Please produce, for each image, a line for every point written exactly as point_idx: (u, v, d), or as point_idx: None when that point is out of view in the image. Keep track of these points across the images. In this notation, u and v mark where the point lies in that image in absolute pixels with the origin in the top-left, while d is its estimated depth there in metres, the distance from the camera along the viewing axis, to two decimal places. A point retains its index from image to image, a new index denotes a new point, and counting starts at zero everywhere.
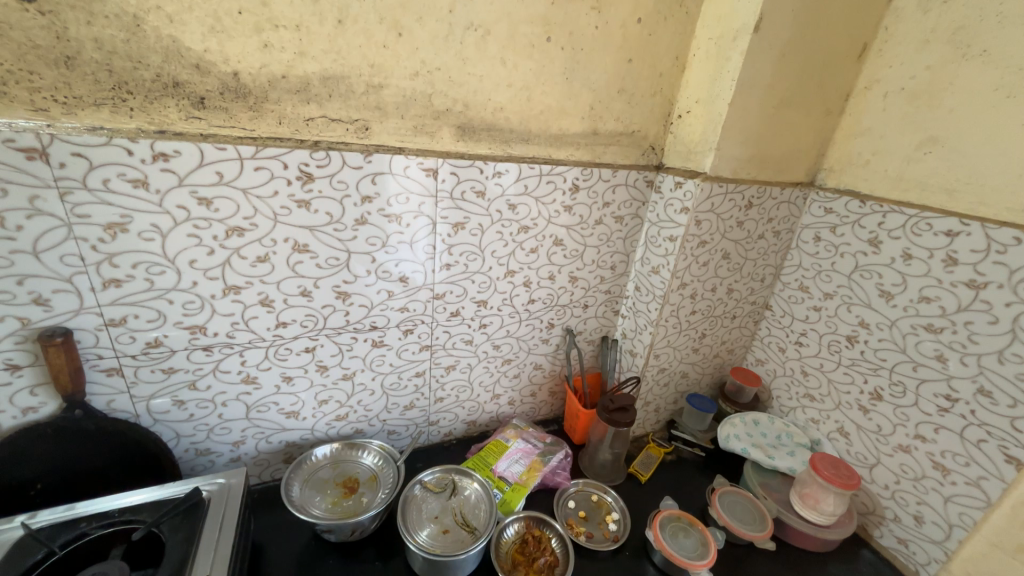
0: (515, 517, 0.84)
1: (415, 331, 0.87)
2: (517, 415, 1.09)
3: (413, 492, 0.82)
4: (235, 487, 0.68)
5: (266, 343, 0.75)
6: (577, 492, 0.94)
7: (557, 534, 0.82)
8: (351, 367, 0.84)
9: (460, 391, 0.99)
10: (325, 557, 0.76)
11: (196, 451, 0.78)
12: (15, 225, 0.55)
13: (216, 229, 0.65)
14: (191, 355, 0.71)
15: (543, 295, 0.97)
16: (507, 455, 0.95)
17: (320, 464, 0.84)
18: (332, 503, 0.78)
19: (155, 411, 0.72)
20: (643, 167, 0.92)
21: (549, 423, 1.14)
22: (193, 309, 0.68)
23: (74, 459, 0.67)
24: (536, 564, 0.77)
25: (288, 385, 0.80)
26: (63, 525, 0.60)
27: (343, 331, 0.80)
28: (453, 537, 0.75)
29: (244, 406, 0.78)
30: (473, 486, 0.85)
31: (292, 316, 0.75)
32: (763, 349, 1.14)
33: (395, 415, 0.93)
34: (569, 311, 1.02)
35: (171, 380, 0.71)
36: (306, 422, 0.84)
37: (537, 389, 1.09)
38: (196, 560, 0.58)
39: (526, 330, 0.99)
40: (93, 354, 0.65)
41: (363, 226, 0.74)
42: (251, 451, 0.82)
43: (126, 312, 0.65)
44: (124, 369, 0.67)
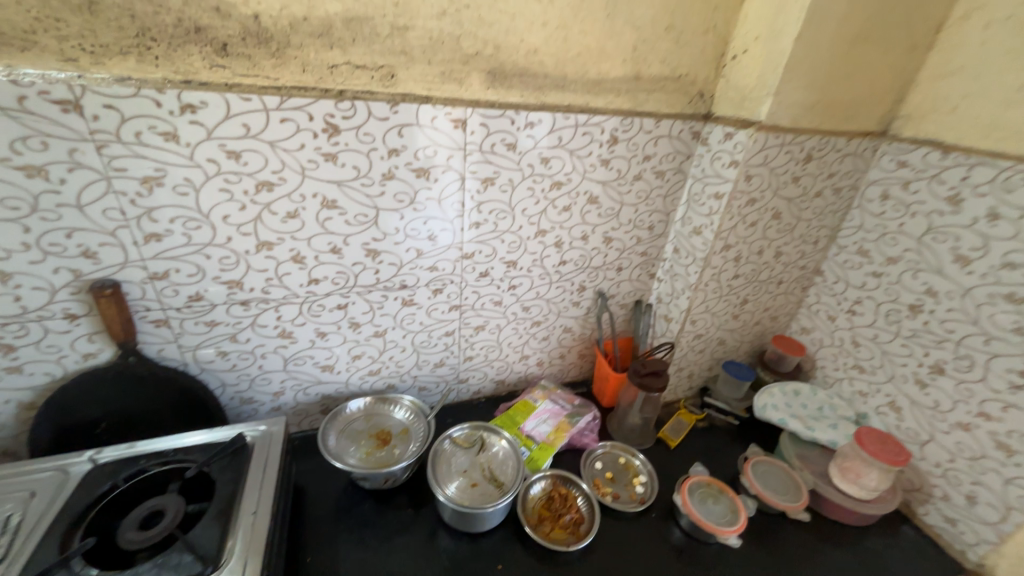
0: (542, 474, 0.85)
1: (445, 290, 0.86)
2: (545, 376, 1.09)
3: (443, 446, 0.84)
4: (277, 434, 0.72)
5: (300, 299, 0.76)
6: (604, 453, 0.94)
7: (584, 493, 0.82)
8: (382, 324, 0.85)
9: (490, 351, 0.99)
10: (361, 502, 0.80)
11: (240, 399, 0.82)
12: (59, 178, 0.57)
13: (247, 183, 0.65)
14: (230, 310, 0.73)
15: (575, 256, 0.93)
16: (535, 415, 0.96)
17: (355, 416, 0.87)
18: (366, 453, 0.81)
19: (201, 360, 0.75)
20: (689, 117, 0.84)
21: (578, 385, 1.13)
22: (229, 264, 0.69)
23: (132, 402, 0.72)
24: (562, 520, 0.78)
25: (323, 340, 0.82)
26: (125, 461, 0.66)
27: (374, 289, 0.80)
28: (481, 491, 0.77)
29: (282, 358, 0.81)
30: (501, 443, 0.86)
31: (324, 273, 0.76)
32: (810, 317, 1.07)
33: (425, 372, 0.95)
34: (601, 274, 0.98)
35: (214, 333, 0.74)
36: (340, 375, 0.87)
37: (566, 352, 1.07)
38: (243, 498, 0.62)
39: (556, 292, 0.97)
40: (141, 306, 0.68)
41: (391, 181, 0.72)
42: (291, 401, 0.86)
43: (169, 267, 0.67)
44: (171, 321, 0.71)
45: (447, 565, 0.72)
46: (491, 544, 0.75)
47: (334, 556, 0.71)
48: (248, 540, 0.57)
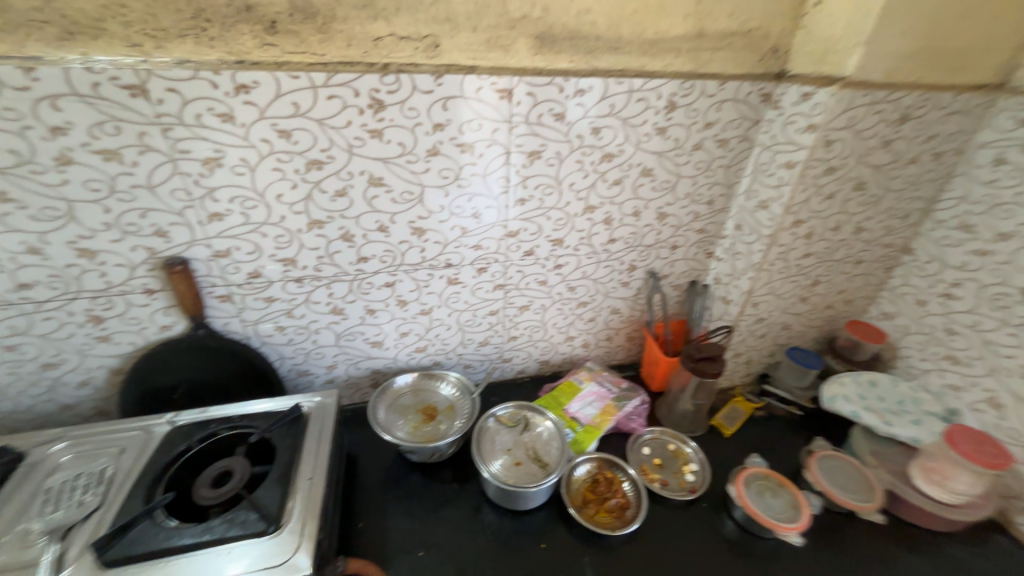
0: (587, 457, 0.84)
1: (489, 269, 0.85)
2: (591, 358, 1.06)
3: (487, 424, 0.84)
4: (330, 406, 0.75)
5: (350, 277, 0.78)
6: (652, 439, 0.91)
7: (630, 478, 0.80)
8: (428, 302, 0.85)
9: (534, 331, 0.97)
10: (409, 473, 0.82)
11: (298, 371, 0.86)
12: (131, 160, 0.60)
13: (298, 162, 0.66)
14: (286, 287, 0.76)
15: (625, 234, 0.88)
16: (580, 397, 0.94)
17: (403, 391, 0.89)
18: (414, 427, 0.83)
19: (262, 334, 0.80)
20: (759, 76, 0.75)
21: (625, 368, 1.09)
22: (283, 243, 0.72)
23: (204, 371, 0.78)
24: (607, 504, 0.77)
25: (372, 317, 0.84)
26: (198, 424, 0.71)
27: (420, 267, 0.81)
28: (525, 470, 0.76)
29: (334, 334, 0.84)
30: (545, 424, 0.85)
31: (372, 251, 0.77)
32: (893, 301, 0.96)
33: (470, 351, 0.95)
34: (653, 252, 0.93)
35: (272, 308, 0.77)
36: (389, 351, 0.89)
37: (614, 334, 1.03)
38: (300, 463, 0.65)
39: (604, 271, 0.93)
40: (208, 282, 0.72)
41: (436, 157, 0.70)
42: (344, 374, 0.90)
43: (230, 245, 0.70)
44: (234, 297, 0.75)
45: (491, 539, 0.73)
46: (535, 523, 0.75)
47: (384, 523, 0.74)
48: (306, 502, 0.60)
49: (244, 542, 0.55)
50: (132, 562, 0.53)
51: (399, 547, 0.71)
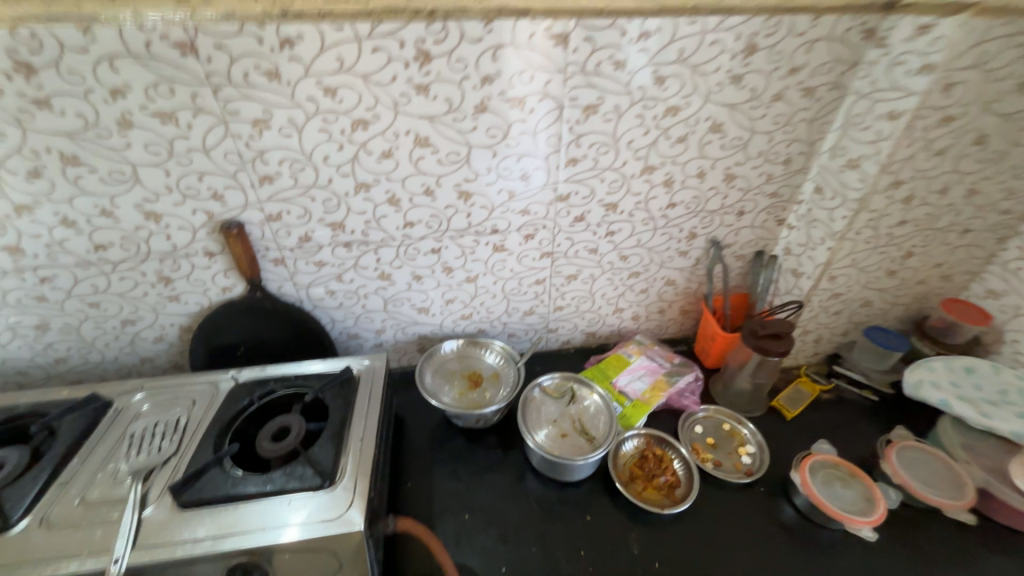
0: (634, 432, 0.81)
1: (537, 236, 0.81)
2: (640, 331, 1.01)
3: (533, 394, 0.83)
4: (379, 369, 0.77)
5: (396, 242, 0.77)
6: (705, 418, 0.87)
7: (681, 457, 0.77)
8: (474, 270, 0.83)
9: (582, 302, 0.93)
10: (454, 437, 0.84)
11: (347, 334, 0.88)
12: (186, 123, 0.61)
13: (343, 122, 0.64)
14: (335, 251, 0.76)
15: (686, 198, 0.81)
16: (629, 371, 0.90)
17: (448, 357, 0.89)
18: (459, 393, 0.83)
19: (314, 298, 0.81)
20: (864, 8, 0.63)
21: (677, 343, 1.03)
22: (331, 207, 0.71)
23: (262, 331, 0.82)
24: (656, 482, 0.74)
25: (418, 284, 0.83)
26: (258, 381, 0.75)
27: (465, 233, 0.78)
28: (571, 442, 0.75)
29: (382, 299, 0.84)
30: (592, 397, 0.82)
31: (418, 216, 0.75)
32: (1003, 277, 0.83)
33: (515, 320, 0.93)
34: (717, 218, 0.85)
35: (322, 273, 0.78)
36: (435, 318, 0.89)
37: (666, 306, 0.97)
38: (352, 424, 0.67)
39: (659, 240, 0.86)
40: (262, 246, 0.74)
41: (483, 114, 0.66)
42: (392, 339, 0.91)
43: (281, 209, 0.70)
44: (287, 261, 0.76)
45: (535, 507, 0.73)
46: (580, 494, 0.74)
47: (431, 485, 0.76)
48: (358, 460, 0.62)
49: (302, 495, 0.58)
50: (204, 505, 0.57)
51: (445, 508, 0.72)
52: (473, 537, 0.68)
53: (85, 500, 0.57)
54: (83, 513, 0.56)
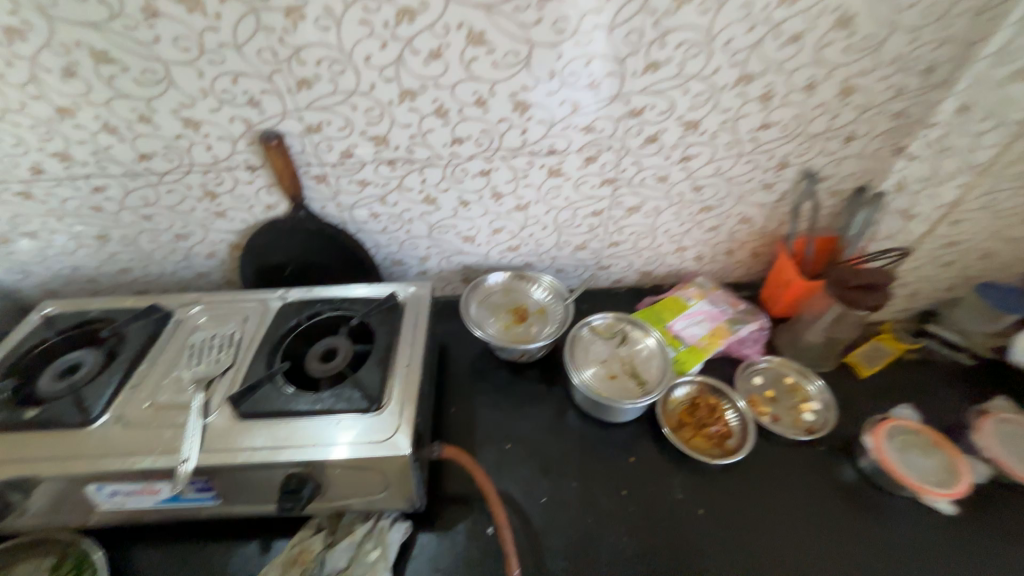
0: (687, 379, 0.76)
1: (599, 159, 0.71)
2: (702, 273, 0.92)
3: (582, 332, 0.79)
4: (424, 298, 0.74)
5: (443, 161, 0.70)
6: (766, 369, 0.80)
7: (737, 408, 0.73)
8: (525, 197, 0.76)
9: (641, 238, 0.84)
10: (497, 370, 0.82)
11: (391, 261, 0.85)
12: (215, 12, 0.54)
13: (387, 12, 0.55)
14: (378, 170, 0.71)
15: (785, 117, 0.68)
16: (687, 315, 0.83)
17: (494, 290, 0.85)
18: (504, 327, 0.80)
19: (357, 220, 0.78)
20: None
21: (741, 288, 0.94)
22: (374, 117, 0.64)
23: (308, 253, 0.80)
24: (707, 431, 0.71)
25: (465, 210, 0.77)
26: (306, 302, 0.74)
27: (518, 154, 0.70)
28: (620, 384, 0.71)
29: (427, 225, 0.79)
30: (646, 340, 0.77)
31: (468, 131, 0.67)
32: None
33: (565, 255, 0.86)
34: (817, 144, 0.71)
35: (366, 193, 0.74)
36: (481, 248, 0.84)
37: (736, 248, 0.87)
38: (397, 351, 0.66)
39: (742, 168, 0.74)
40: (304, 161, 0.69)
41: (551, 3, 0.55)
42: (435, 268, 0.87)
43: (321, 119, 0.64)
44: (329, 179, 0.72)
45: (578, 443, 0.71)
46: (624, 436, 0.72)
47: (473, 414, 0.76)
48: (404, 386, 0.62)
49: (351, 415, 0.58)
50: (260, 417, 0.59)
51: (487, 437, 0.73)
52: (514, 466, 0.69)
53: (155, 403, 0.61)
54: (153, 414, 0.59)
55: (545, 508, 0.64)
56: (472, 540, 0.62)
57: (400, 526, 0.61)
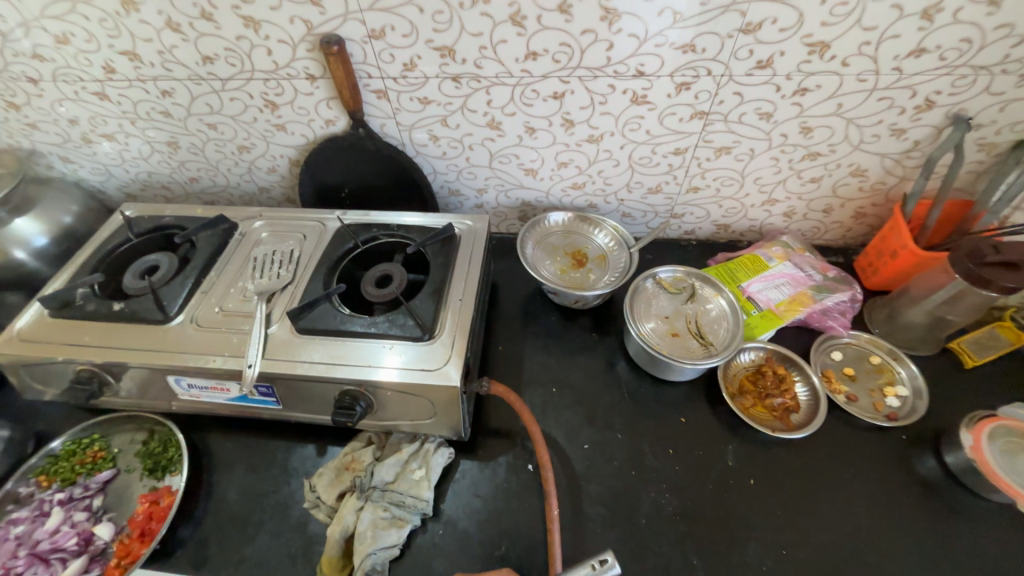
0: (756, 345, 0.70)
1: (695, 86, 0.61)
2: (789, 232, 0.81)
3: (645, 284, 0.73)
4: (481, 232, 0.71)
5: (513, 80, 0.63)
6: (848, 345, 0.72)
7: (809, 383, 0.66)
8: (600, 127, 0.67)
9: (725, 185, 0.75)
10: (549, 313, 0.79)
11: (449, 190, 0.81)
12: None
13: None
14: (442, 87, 0.64)
15: (947, 41, 0.53)
16: (765, 277, 0.75)
17: (553, 230, 0.80)
18: (561, 271, 0.76)
19: (417, 143, 0.73)
20: None
21: (833, 252, 0.83)
22: (442, 23, 0.57)
23: (365, 174, 0.78)
24: (770, 402, 0.66)
25: (531, 138, 0.70)
26: (362, 226, 0.73)
27: (599, 75, 0.61)
28: (681, 344, 0.66)
29: (488, 153, 0.73)
30: (716, 300, 0.70)
31: (544, 45, 0.58)
32: None
33: (635, 198, 0.78)
34: (982, 80, 0.56)
35: (427, 113, 0.68)
36: (543, 184, 0.78)
37: (838, 205, 0.75)
38: (452, 284, 0.64)
39: (871, 108, 0.61)
40: (364, 72, 0.64)
41: None
42: (493, 202, 0.82)
43: (384, 23, 0.58)
44: (390, 94, 0.66)
45: (626, 397, 0.69)
46: (677, 395, 0.69)
47: (521, 354, 0.75)
48: (457, 320, 0.61)
49: (404, 343, 0.58)
50: (318, 333, 0.60)
51: (534, 378, 0.72)
52: (559, 410, 0.68)
53: (223, 309, 0.64)
54: (222, 319, 0.63)
55: (587, 454, 0.64)
56: (512, 474, 0.63)
57: (445, 451, 0.62)
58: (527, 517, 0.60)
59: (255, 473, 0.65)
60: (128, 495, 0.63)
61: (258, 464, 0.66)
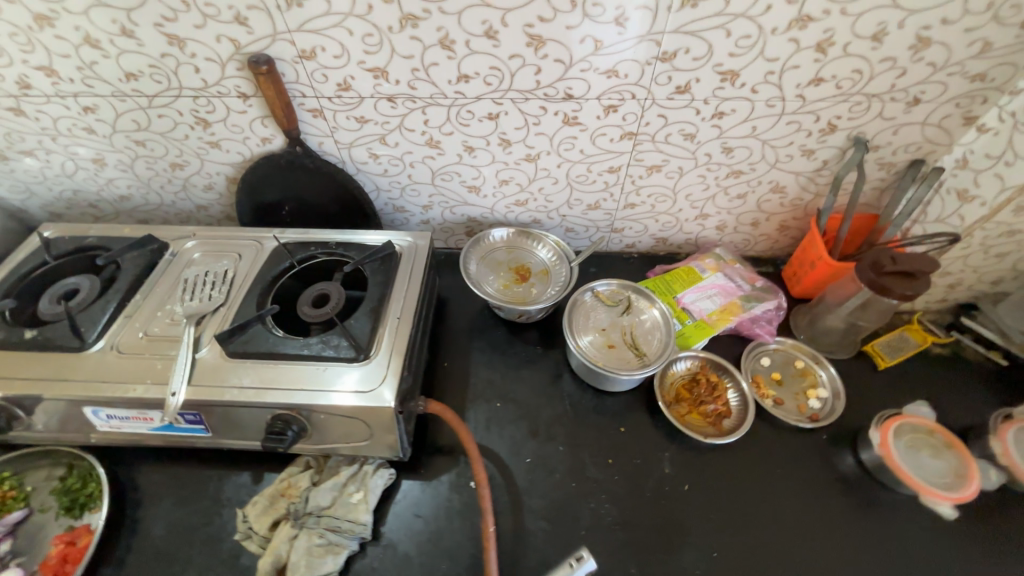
0: (690, 354, 0.73)
1: (622, 109, 0.64)
2: (722, 244, 0.86)
3: (584, 298, 0.75)
4: (422, 250, 0.71)
5: (448, 101, 0.64)
6: (776, 351, 0.76)
7: (738, 389, 0.70)
8: (536, 146, 0.70)
9: (660, 201, 0.78)
10: (495, 328, 0.80)
11: (393, 207, 0.81)
12: None
13: None
14: (378, 106, 0.65)
15: (841, 72, 0.59)
16: (698, 288, 0.78)
17: (496, 246, 0.81)
18: (504, 286, 0.77)
19: (357, 161, 0.73)
20: None
21: (763, 263, 0.88)
22: (373, 45, 0.58)
23: (305, 192, 0.77)
24: (703, 409, 0.69)
25: (470, 157, 0.72)
26: (300, 244, 0.72)
27: (531, 97, 0.63)
28: (618, 355, 0.69)
29: (429, 171, 0.74)
30: (650, 312, 0.73)
31: (475, 68, 0.60)
32: None
33: (576, 214, 0.81)
34: (874, 107, 0.62)
35: (365, 132, 0.68)
36: (486, 201, 0.79)
37: (763, 219, 0.80)
38: (389, 302, 0.64)
39: (782, 130, 0.66)
40: (298, 92, 0.64)
41: None
42: (438, 218, 0.83)
43: (315, 44, 0.58)
44: (326, 113, 0.66)
45: (569, 409, 0.70)
46: (617, 406, 0.71)
47: (466, 369, 0.75)
48: (393, 339, 0.60)
49: (337, 364, 0.57)
50: (247, 356, 0.58)
51: (479, 394, 0.72)
52: (502, 425, 0.68)
53: (148, 334, 0.61)
54: (146, 345, 0.60)
55: (529, 469, 0.64)
56: (455, 492, 0.63)
57: (384, 472, 0.61)
58: (469, 535, 0.59)
59: (184, 505, 0.62)
60: (42, 537, 0.59)
61: (189, 496, 0.63)
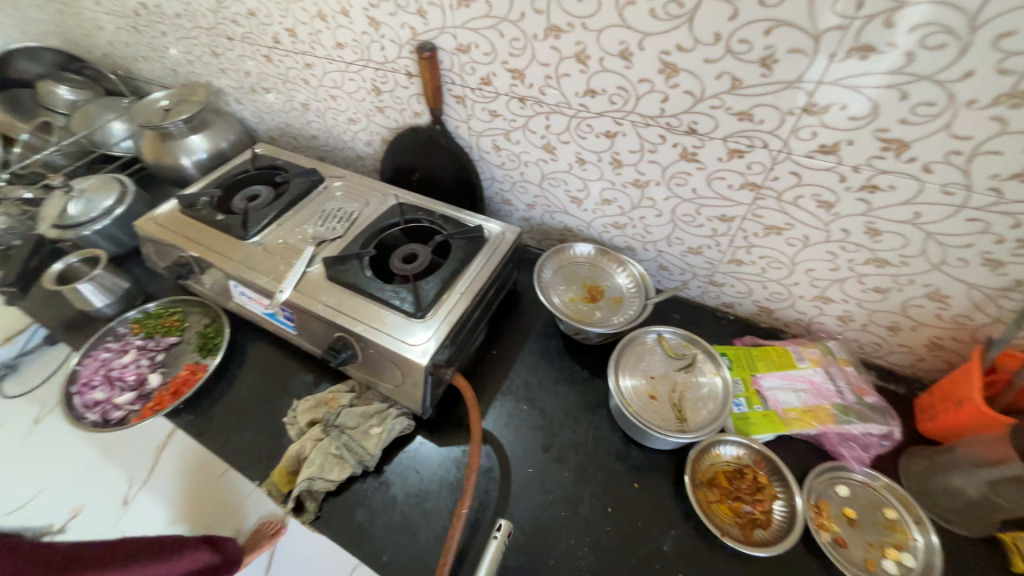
0: (743, 441, 0.64)
1: (748, 155, 0.58)
2: (841, 338, 0.72)
3: (645, 339, 0.71)
4: (506, 241, 0.76)
5: (571, 111, 0.66)
6: (862, 485, 0.61)
7: (790, 502, 0.58)
8: (646, 173, 0.68)
9: (772, 266, 0.69)
10: (553, 336, 0.81)
11: (502, 198, 0.87)
12: None
13: None
14: (509, 104, 0.71)
15: None
16: (785, 375, 0.68)
17: (579, 260, 0.81)
18: (570, 299, 0.77)
19: (481, 149, 0.80)
20: None
21: (893, 379, 0.71)
22: (517, 49, 0.63)
23: (433, 165, 0.87)
24: (736, 506, 0.59)
25: (580, 169, 0.73)
26: (414, 208, 0.83)
27: (652, 124, 0.62)
28: (656, 408, 0.64)
29: (540, 172, 0.78)
30: (713, 378, 0.66)
31: (603, 85, 0.61)
32: None
33: (673, 253, 0.76)
34: None
35: (494, 125, 0.75)
36: (585, 214, 0.80)
37: (905, 326, 0.65)
38: (459, 278, 0.70)
39: (957, 227, 0.52)
40: (449, 78, 0.73)
41: None
42: (538, 219, 0.86)
43: (471, 40, 0.66)
44: (466, 102, 0.75)
45: (590, 440, 0.68)
46: (641, 459, 0.66)
47: (510, 363, 0.77)
48: (448, 309, 0.66)
49: (397, 313, 0.66)
50: (338, 282, 0.70)
51: (511, 389, 0.74)
52: (521, 426, 0.70)
53: (286, 242, 0.77)
54: (281, 249, 0.76)
55: (526, 478, 0.64)
56: (454, 465, 0.67)
57: (404, 420, 0.68)
58: (449, 508, 0.63)
59: (266, 379, 0.78)
60: (180, 359, 0.81)
61: (271, 374, 0.78)
